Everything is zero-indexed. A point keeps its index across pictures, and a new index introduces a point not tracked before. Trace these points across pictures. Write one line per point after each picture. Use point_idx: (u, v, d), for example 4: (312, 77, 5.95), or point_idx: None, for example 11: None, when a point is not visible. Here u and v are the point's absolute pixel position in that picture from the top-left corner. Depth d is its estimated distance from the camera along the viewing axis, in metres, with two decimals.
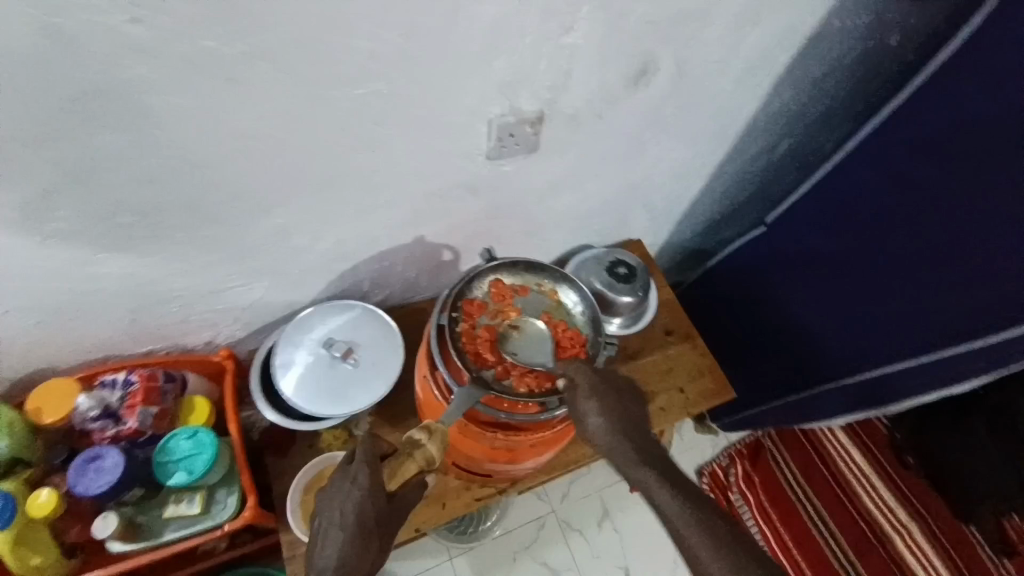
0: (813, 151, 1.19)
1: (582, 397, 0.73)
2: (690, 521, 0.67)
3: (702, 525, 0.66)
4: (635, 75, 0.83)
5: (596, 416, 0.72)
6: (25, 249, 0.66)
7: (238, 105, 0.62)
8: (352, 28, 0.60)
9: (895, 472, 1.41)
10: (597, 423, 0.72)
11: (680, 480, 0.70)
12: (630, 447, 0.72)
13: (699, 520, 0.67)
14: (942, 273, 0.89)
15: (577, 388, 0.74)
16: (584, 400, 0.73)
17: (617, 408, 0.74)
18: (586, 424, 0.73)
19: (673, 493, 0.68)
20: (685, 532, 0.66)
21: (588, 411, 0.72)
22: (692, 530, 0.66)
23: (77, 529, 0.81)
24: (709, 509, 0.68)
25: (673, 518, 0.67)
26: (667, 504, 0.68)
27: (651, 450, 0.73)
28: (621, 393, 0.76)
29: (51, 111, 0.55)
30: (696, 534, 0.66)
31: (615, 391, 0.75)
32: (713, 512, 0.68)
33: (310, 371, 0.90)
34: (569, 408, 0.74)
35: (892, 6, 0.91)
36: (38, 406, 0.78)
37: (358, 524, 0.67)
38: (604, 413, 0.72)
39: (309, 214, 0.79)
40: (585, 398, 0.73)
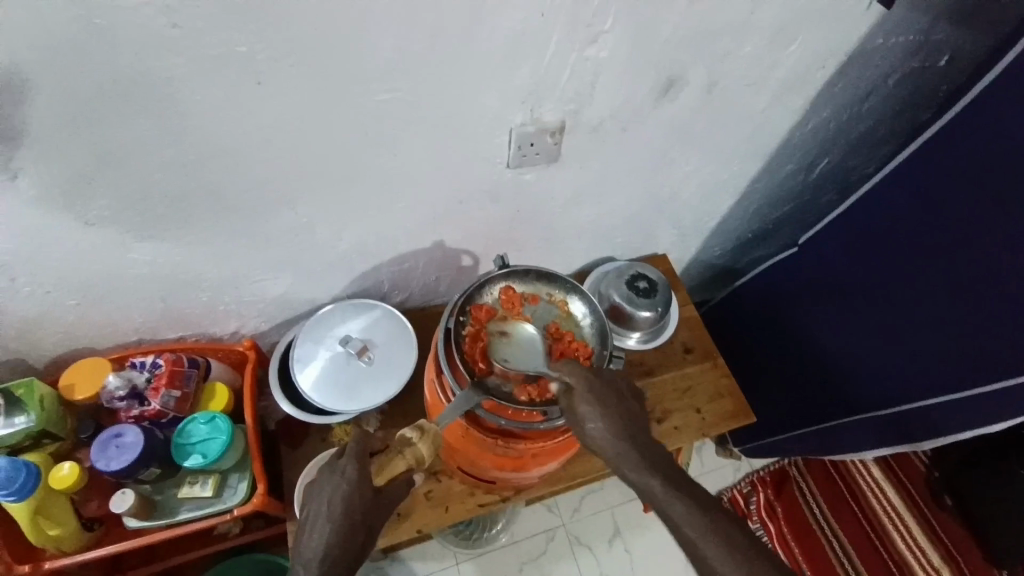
0: (850, 173, 1.15)
1: (580, 402, 0.71)
2: (701, 527, 0.65)
3: (712, 530, 0.65)
4: (661, 88, 0.82)
5: (597, 422, 0.70)
6: (68, 232, 0.70)
7: (268, 105, 0.65)
8: (379, 35, 0.62)
9: (931, 513, 1.33)
10: (599, 430, 0.70)
11: (683, 481, 0.69)
12: (635, 451, 0.70)
13: (708, 525, 0.65)
14: (981, 305, 0.85)
15: (575, 392, 0.72)
16: (584, 406, 0.70)
17: (618, 411, 0.71)
18: (587, 431, 0.70)
19: (681, 498, 0.67)
20: (695, 539, 0.65)
21: (589, 417, 0.70)
22: (702, 537, 0.65)
23: (94, 503, 0.87)
24: (718, 512, 0.67)
25: (683, 525, 0.66)
26: (677, 510, 0.67)
27: (652, 449, 0.72)
28: (620, 393, 0.74)
29: (95, 104, 0.59)
30: (709, 540, 0.65)
31: (614, 392, 0.73)
32: (721, 513, 0.67)
33: (325, 366, 0.92)
34: (568, 412, 0.72)
35: (939, 27, 0.88)
36: (72, 383, 0.84)
37: (345, 515, 0.69)
38: (606, 418, 0.70)
39: (333, 213, 0.82)
40: (583, 405, 0.70)
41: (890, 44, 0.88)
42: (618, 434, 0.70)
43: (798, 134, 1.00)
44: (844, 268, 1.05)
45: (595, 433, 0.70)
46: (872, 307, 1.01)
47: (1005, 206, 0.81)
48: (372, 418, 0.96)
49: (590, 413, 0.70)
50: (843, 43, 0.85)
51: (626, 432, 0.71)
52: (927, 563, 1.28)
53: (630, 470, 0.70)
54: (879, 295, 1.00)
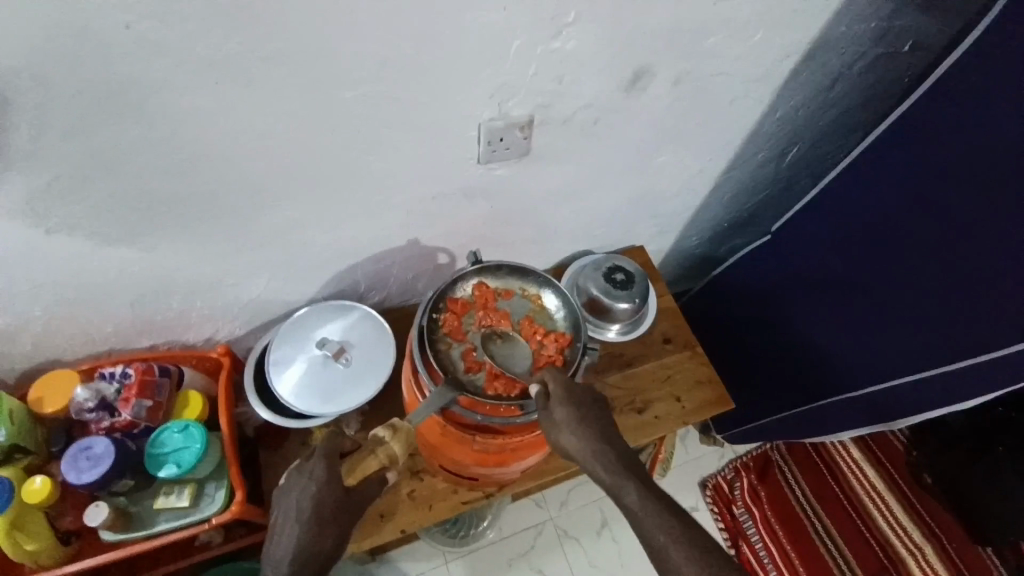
0: (821, 159, 1.16)
1: (555, 402, 0.72)
2: (666, 527, 0.68)
3: (674, 531, 0.68)
4: (630, 81, 0.82)
5: (571, 423, 0.71)
6: (31, 243, 0.69)
7: (230, 107, 0.64)
8: (340, 35, 0.61)
9: (910, 489, 1.37)
10: (574, 432, 0.71)
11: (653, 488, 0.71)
12: (607, 455, 0.72)
13: (673, 527, 0.68)
14: (947, 287, 0.87)
15: (552, 395, 0.73)
16: (558, 406, 0.72)
17: (589, 415, 0.73)
18: (561, 432, 0.72)
19: (649, 501, 0.70)
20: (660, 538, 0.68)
21: (563, 421, 0.71)
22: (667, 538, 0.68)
23: (72, 515, 0.85)
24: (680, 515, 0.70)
25: (648, 526, 0.69)
26: (643, 511, 0.69)
27: (624, 455, 0.74)
28: (595, 400, 0.76)
29: (51, 111, 0.57)
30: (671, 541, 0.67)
31: (589, 398, 0.75)
32: (689, 522, 0.69)
33: (302, 369, 0.91)
34: (543, 415, 0.73)
35: (902, 12, 0.89)
36: (40, 396, 0.82)
37: (313, 517, 0.70)
38: (577, 421, 0.72)
39: (303, 216, 0.81)
40: (557, 405, 0.72)
41: (854, 31, 0.89)
42: (591, 437, 0.72)
43: (768, 121, 1.01)
44: (819, 253, 1.06)
45: (568, 434, 0.71)
46: (845, 291, 1.03)
47: (972, 191, 0.83)
48: (352, 420, 0.95)
49: (565, 415, 0.72)
50: (808, 31, 0.86)
51: (600, 437, 0.73)
52: (911, 542, 1.32)
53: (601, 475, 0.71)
54: (850, 279, 1.01)
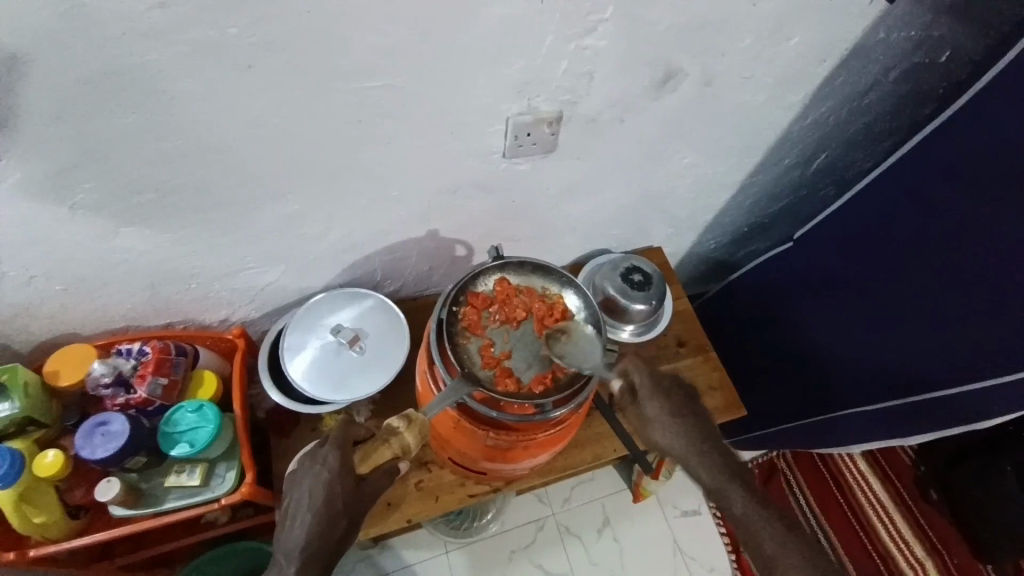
0: (846, 167, 1.14)
1: (647, 399, 0.78)
2: (767, 521, 0.75)
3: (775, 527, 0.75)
4: (659, 80, 0.80)
5: (666, 419, 0.78)
6: (52, 221, 0.69)
7: (256, 92, 0.63)
8: (370, 23, 0.60)
9: (916, 506, 1.36)
10: (666, 426, 0.78)
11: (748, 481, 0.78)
12: (706, 448, 0.78)
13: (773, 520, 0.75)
14: (969, 308, 0.85)
15: (642, 393, 0.79)
16: (649, 402, 0.78)
17: (683, 411, 0.79)
18: (655, 430, 0.78)
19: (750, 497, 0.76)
20: (759, 531, 0.75)
21: (655, 418, 0.78)
22: (770, 535, 0.75)
23: (81, 490, 0.85)
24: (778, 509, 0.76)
25: (749, 520, 0.75)
26: (743, 506, 0.76)
27: (722, 451, 0.79)
28: (686, 397, 0.81)
29: (78, 90, 0.57)
30: (772, 535, 0.75)
31: (680, 394, 0.80)
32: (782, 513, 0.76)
33: (317, 355, 0.91)
34: (635, 409, 0.79)
35: (940, 22, 0.87)
36: (56, 369, 0.82)
37: (326, 505, 0.70)
38: (673, 417, 0.78)
39: (324, 202, 0.80)
40: (648, 401, 0.78)
41: (891, 39, 0.87)
42: (687, 435, 0.78)
43: (796, 128, 1.00)
44: (840, 264, 1.05)
45: (662, 431, 0.78)
46: (864, 304, 1.01)
47: (1001, 210, 0.81)
48: (363, 409, 0.95)
49: (657, 412, 0.78)
50: (843, 38, 0.84)
51: (694, 432, 0.78)
52: (912, 555, 1.32)
53: (702, 470, 0.77)
54: (870, 293, 1.00)
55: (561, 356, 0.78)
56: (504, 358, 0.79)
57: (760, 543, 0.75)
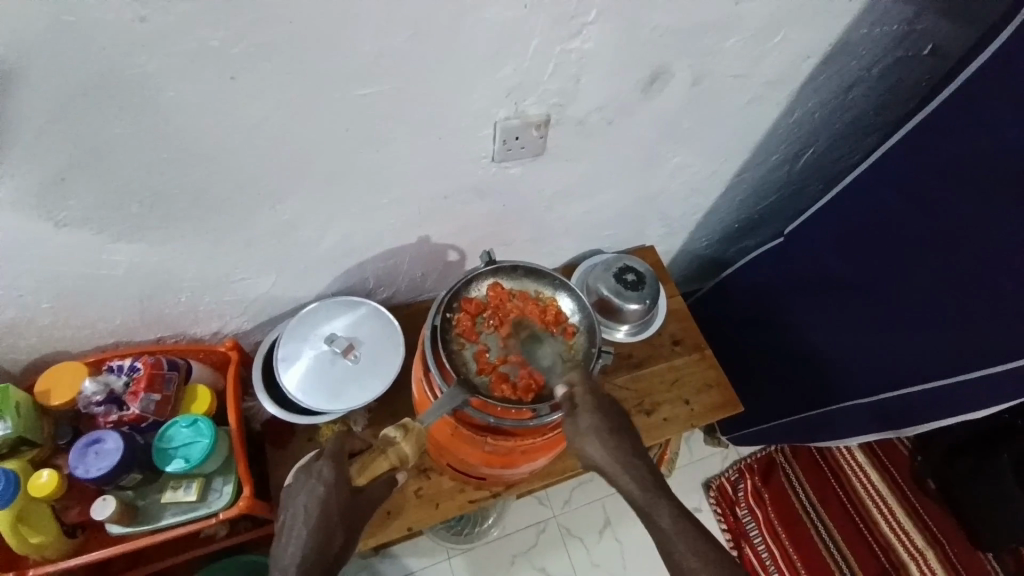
0: (836, 162, 1.15)
1: (582, 411, 0.72)
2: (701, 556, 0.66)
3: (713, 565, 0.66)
4: (647, 81, 0.80)
5: (597, 431, 0.71)
6: (40, 236, 0.68)
7: (245, 103, 0.63)
8: (357, 31, 0.60)
9: (915, 497, 1.36)
10: (599, 439, 0.70)
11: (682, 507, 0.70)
12: (637, 466, 0.70)
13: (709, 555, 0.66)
14: (959, 299, 0.86)
15: (577, 405, 0.72)
16: (585, 414, 0.71)
17: (617, 428, 0.71)
18: (587, 443, 0.70)
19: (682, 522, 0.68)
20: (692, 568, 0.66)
21: (586, 429, 0.70)
22: (705, 571, 0.65)
23: (77, 509, 0.84)
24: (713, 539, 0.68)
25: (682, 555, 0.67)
26: (678, 536, 0.68)
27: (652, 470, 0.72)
28: (619, 413, 0.73)
29: (64, 103, 0.56)
30: (707, 573, 0.65)
31: (615, 408, 0.73)
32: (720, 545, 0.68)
33: (312, 366, 0.91)
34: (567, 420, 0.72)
35: (924, 16, 0.87)
36: (47, 388, 0.82)
37: (322, 518, 0.69)
38: (605, 432, 0.71)
39: (315, 211, 0.80)
40: (584, 413, 0.71)
41: (875, 34, 0.88)
42: (618, 445, 0.71)
43: (785, 124, 1.00)
44: (831, 258, 1.05)
45: (595, 443, 0.70)
46: (856, 298, 1.02)
47: (989, 201, 0.82)
48: (359, 418, 0.95)
49: (592, 425, 0.70)
50: (829, 33, 0.84)
51: (626, 448, 0.71)
52: (913, 547, 1.31)
53: (631, 487, 0.70)
54: (862, 286, 1.00)
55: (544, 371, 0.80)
56: (499, 365, 0.79)
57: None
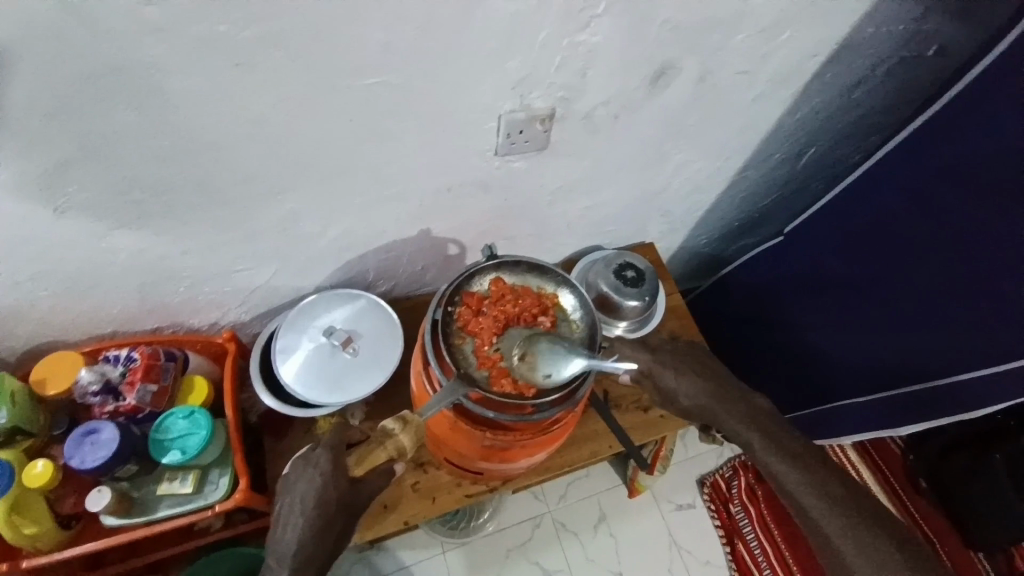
0: (836, 162, 1.15)
1: (662, 374, 0.88)
2: (799, 479, 0.81)
3: (822, 498, 0.79)
4: (653, 77, 0.80)
5: (687, 388, 0.87)
6: (38, 223, 0.67)
7: (250, 90, 0.62)
8: (364, 20, 0.59)
9: (907, 497, 1.37)
10: (686, 392, 0.87)
11: (776, 438, 0.84)
12: (726, 408, 0.86)
13: (816, 489, 0.80)
14: (958, 302, 0.87)
15: (652, 372, 0.88)
16: (665, 377, 0.88)
17: (697, 376, 0.88)
18: (678, 397, 0.88)
19: (787, 461, 0.82)
20: (802, 497, 0.80)
21: (672, 389, 0.88)
22: (811, 496, 0.80)
23: (72, 499, 0.84)
24: (816, 468, 0.81)
25: (793, 488, 0.81)
26: (784, 474, 0.82)
27: (743, 408, 0.86)
28: (692, 361, 0.90)
29: (64, 88, 0.55)
30: (812, 495, 0.80)
31: (686, 360, 0.90)
32: (812, 462, 0.82)
33: (311, 358, 0.90)
34: (655, 387, 0.89)
35: (930, 16, 0.87)
36: (42, 377, 0.81)
37: (318, 509, 0.69)
38: (689, 384, 0.87)
39: (316, 202, 0.79)
40: (667, 375, 0.88)
41: (881, 34, 0.88)
42: (707, 396, 0.87)
43: (789, 122, 1.00)
44: (830, 258, 1.05)
45: (686, 397, 0.87)
46: (854, 297, 1.02)
47: (991, 202, 0.82)
48: (357, 411, 0.94)
49: (676, 384, 0.87)
50: (836, 31, 0.84)
51: (709, 392, 0.87)
52: None
53: (726, 426, 0.86)
54: (860, 285, 1.00)
55: (510, 364, 0.77)
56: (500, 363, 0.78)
57: (810, 514, 0.80)
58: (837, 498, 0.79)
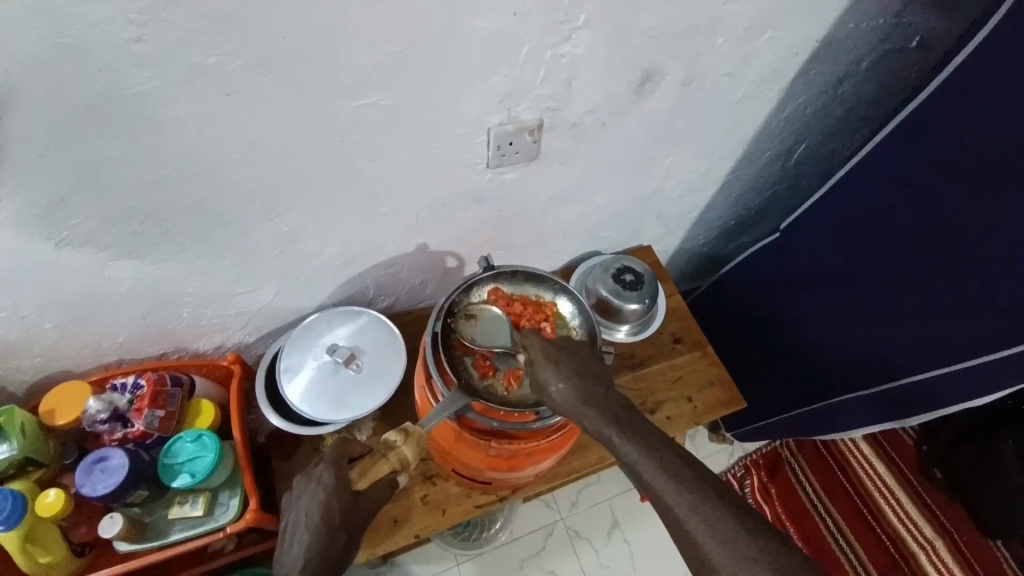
0: (829, 156, 1.15)
1: (536, 367, 0.69)
2: (672, 484, 0.64)
3: (712, 521, 0.61)
4: (639, 82, 0.81)
5: (559, 382, 0.68)
6: (41, 255, 0.68)
7: (242, 117, 0.63)
8: (354, 43, 0.61)
9: (919, 486, 1.36)
10: (561, 384, 0.68)
11: (649, 437, 0.67)
12: (597, 404, 0.68)
13: (703, 511, 0.62)
14: (958, 289, 0.86)
15: (533, 358, 0.70)
16: (539, 370, 0.69)
17: (575, 365, 0.70)
18: (548, 395, 0.69)
19: (670, 476, 0.64)
20: (675, 508, 0.63)
21: (548, 380, 0.68)
22: (686, 506, 0.63)
23: (82, 529, 0.85)
24: (697, 480, 0.64)
25: (665, 495, 0.64)
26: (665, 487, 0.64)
27: (617, 403, 0.69)
28: (571, 348, 0.72)
29: (60, 122, 0.57)
30: (688, 506, 0.63)
31: (565, 348, 0.72)
32: (689, 467, 0.65)
33: (315, 376, 0.91)
34: (532, 378, 0.70)
35: (912, 8, 0.88)
36: (52, 409, 0.82)
37: (324, 520, 0.69)
38: (564, 375, 0.69)
39: (313, 222, 0.80)
40: (543, 366, 0.69)
41: (864, 28, 0.88)
42: (578, 395, 0.68)
43: (778, 120, 1.00)
44: (828, 251, 1.05)
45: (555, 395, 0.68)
46: (854, 289, 1.02)
47: (983, 190, 0.82)
48: (364, 427, 0.95)
49: (549, 373, 0.69)
50: (819, 29, 0.85)
51: (588, 387, 0.69)
52: (921, 537, 1.31)
53: (593, 425, 0.68)
54: (860, 277, 1.00)
55: (473, 339, 0.81)
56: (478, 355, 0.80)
57: (693, 539, 0.62)
58: (715, 511, 0.62)
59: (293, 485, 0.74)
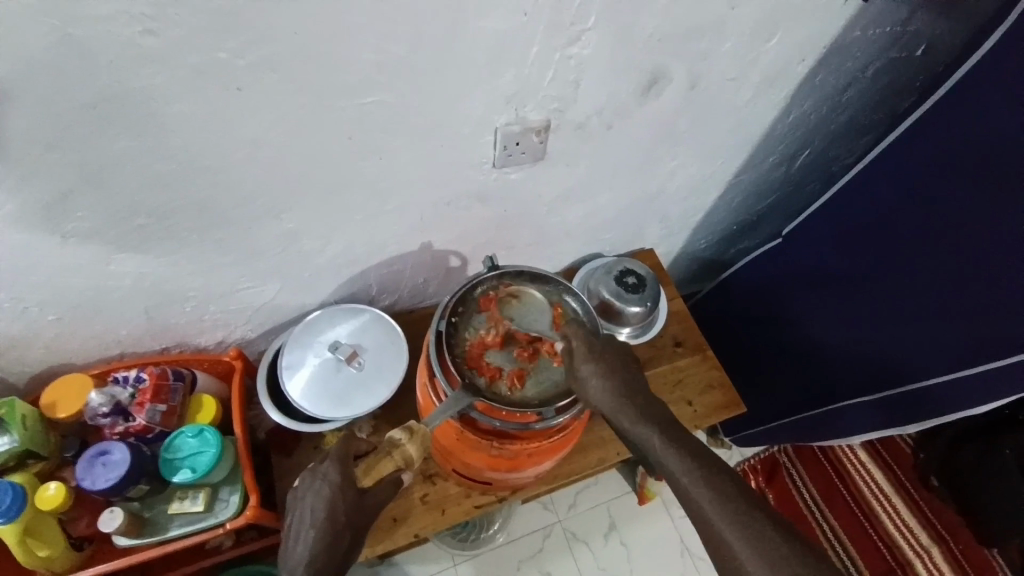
0: (831, 162, 1.16)
1: (579, 360, 0.73)
2: (704, 485, 0.65)
3: (742, 522, 0.62)
4: (645, 85, 0.81)
5: (598, 378, 0.71)
6: (46, 249, 0.68)
7: (249, 113, 0.63)
8: (362, 41, 0.61)
9: (920, 499, 1.35)
10: (599, 381, 0.71)
11: (684, 439, 0.69)
12: (635, 404, 0.70)
13: (733, 511, 0.63)
14: (959, 297, 0.86)
15: (575, 352, 0.74)
16: (582, 362, 0.72)
17: (615, 364, 0.73)
18: (587, 388, 0.72)
19: (705, 477, 0.66)
20: (706, 509, 0.64)
21: (587, 375, 0.72)
22: (716, 508, 0.64)
23: (85, 520, 0.85)
24: (731, 485, 0.65)
25: (696, 495, 0.65)
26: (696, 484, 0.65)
27: (655, 406, 0.71)
28: (613, 348, 0.75)
29: (69, 116, 0.57)
30: (718, 508, 0.64)
31: (608, 347, 0.75)
32: (723, 471, 0.66)
33: (317, 374, 0.91)
34: (571, 372, 0.74)
35: (917, 17, 0.88)
36: (53, 401, 0.82)
37: (328, 520, 0.69)
38: (603, 372, 0.71)
39: (317, 219, 0.80)
40: (583, 361, 0.72)
41: (868, 36, 0.89)
42: (617, 389, 0.71)
43: (781, 125, 1.01)
44: (829, 257, 1.05)
45: (594, 388, 0.71)
46: (855, 295, 1.02)
47: (985, 199, 0.82)
48: (364, 425, 0.95)
49: (588, 368, 0.72)
50: (823, 35, 0.85)
51: (626, 385, 0.72)
52: (918, 544, 1.32)
53: (630, 424, 0.70)
54: (861, 284, 1.01)
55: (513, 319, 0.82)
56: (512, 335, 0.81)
57: (722, 540, 0.63)
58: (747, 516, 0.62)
59: (299, 480, 0.74)
